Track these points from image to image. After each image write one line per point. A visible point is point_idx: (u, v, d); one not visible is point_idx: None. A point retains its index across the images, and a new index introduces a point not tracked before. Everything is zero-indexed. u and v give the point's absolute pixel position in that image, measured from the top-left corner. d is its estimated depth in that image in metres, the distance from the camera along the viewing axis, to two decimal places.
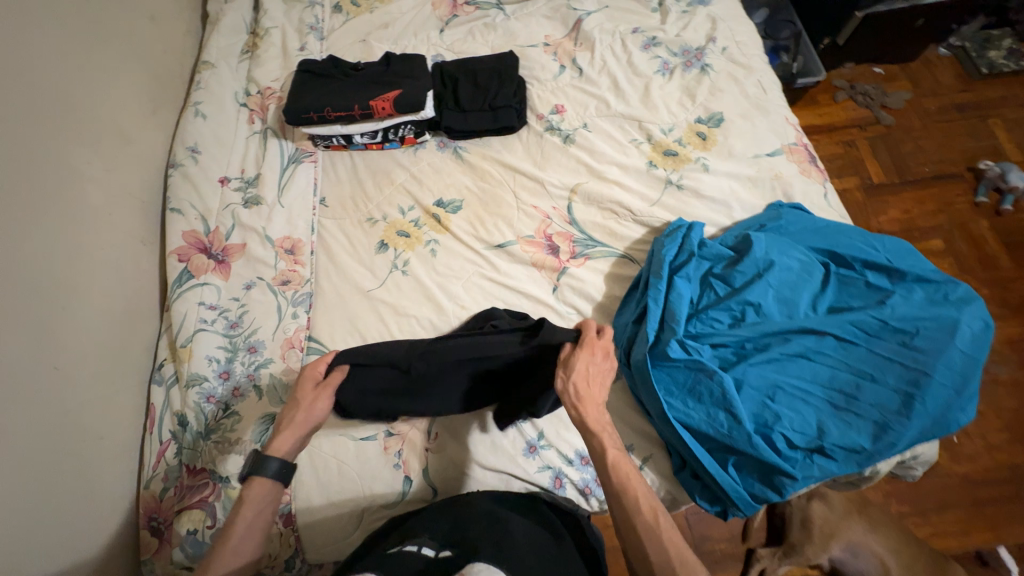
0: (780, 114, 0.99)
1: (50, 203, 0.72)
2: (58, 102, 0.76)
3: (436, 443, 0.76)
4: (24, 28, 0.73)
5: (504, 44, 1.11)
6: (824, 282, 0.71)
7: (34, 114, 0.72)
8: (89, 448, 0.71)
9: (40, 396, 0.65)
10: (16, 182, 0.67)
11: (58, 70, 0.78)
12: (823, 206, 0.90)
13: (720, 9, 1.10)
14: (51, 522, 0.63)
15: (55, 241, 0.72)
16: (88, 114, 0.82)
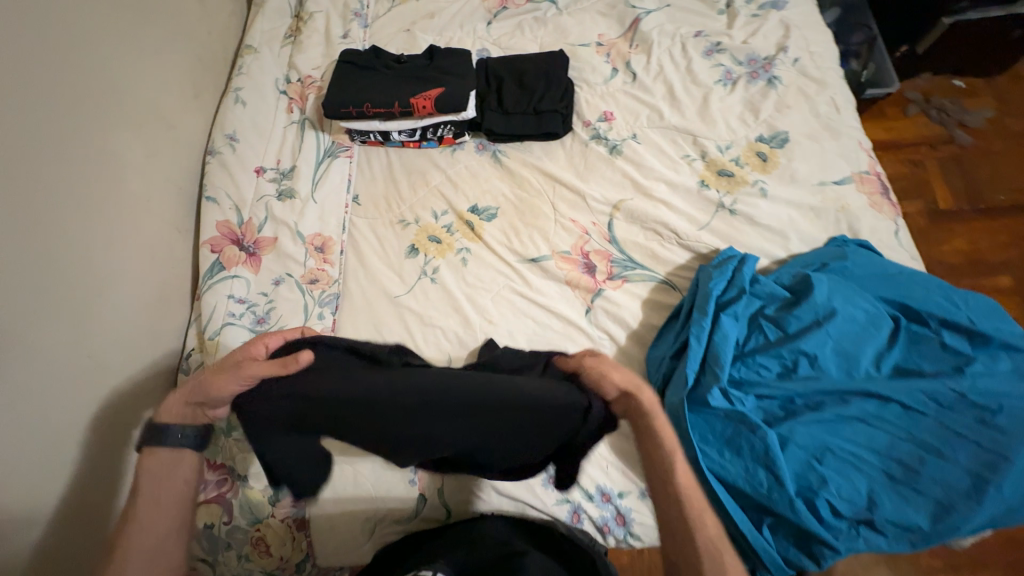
0: (854, 138, 0.90)
1: (90, 188, 0.72)
2: (102, 86, 0.76)
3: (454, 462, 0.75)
4: (71, 8, 0.72)
5: (554, 41, 1.05)
6: (892, 338, 0.64)
7: (79, 98, 0.72)
8: (116, 435, 0.72)
9: (73, 383, 0.66)
10: (56, 167, 0.67)
11: (103, 52, 0.77)
12: (893, 246, 0.82)
13: (795, 14, 1.00)
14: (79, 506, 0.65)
15: (94, 228, 0.72)
16: (130, 98, 0.81)
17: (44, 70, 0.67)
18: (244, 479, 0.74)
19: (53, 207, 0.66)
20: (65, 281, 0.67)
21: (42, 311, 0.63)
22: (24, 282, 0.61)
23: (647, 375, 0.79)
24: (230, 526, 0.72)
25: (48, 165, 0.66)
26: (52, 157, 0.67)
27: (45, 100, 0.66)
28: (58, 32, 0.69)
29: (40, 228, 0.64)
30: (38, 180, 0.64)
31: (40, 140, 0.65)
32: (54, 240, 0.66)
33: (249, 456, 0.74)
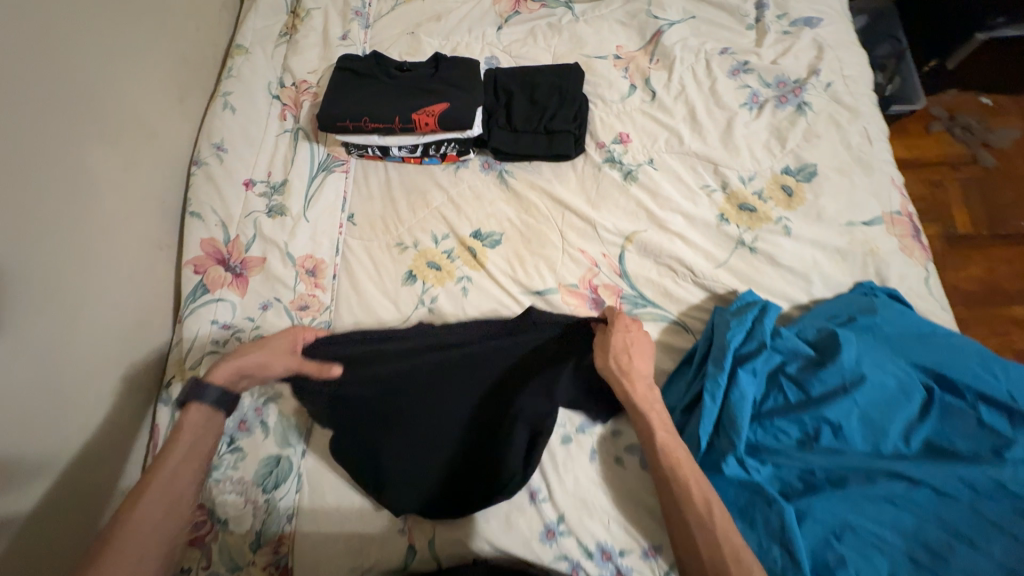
0: (886, 174, 0.83)
1: (65, 207, 0.66)
2: (75, 91, 0.69)
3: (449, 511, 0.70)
4: (42, 7, 0.65)
5: (569, 51, 0.98)
6: (923, 409, 0.59)
7: (47, 107, 0.64)
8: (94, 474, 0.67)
9: (43, 426, 0.61)
10: (24, 187, 0.61)
11: (78, 54, 0.69)
12: (923, 294, 0.76)
13: (828, 32, 0.93)
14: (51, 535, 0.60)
15: (68, 251, 0.66)
16: (109, 105, 0.74)
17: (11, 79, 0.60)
18: (224, 522, 0.69)
19: (22, 231, 0.60)
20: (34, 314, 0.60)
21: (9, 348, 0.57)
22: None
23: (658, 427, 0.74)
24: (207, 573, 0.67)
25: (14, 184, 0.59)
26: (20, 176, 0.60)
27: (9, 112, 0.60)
28: (27, 33, 0.62)
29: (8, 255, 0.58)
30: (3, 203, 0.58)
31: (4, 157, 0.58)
32: (21, 268, 0.59)
33: (230, 498, 0.70)
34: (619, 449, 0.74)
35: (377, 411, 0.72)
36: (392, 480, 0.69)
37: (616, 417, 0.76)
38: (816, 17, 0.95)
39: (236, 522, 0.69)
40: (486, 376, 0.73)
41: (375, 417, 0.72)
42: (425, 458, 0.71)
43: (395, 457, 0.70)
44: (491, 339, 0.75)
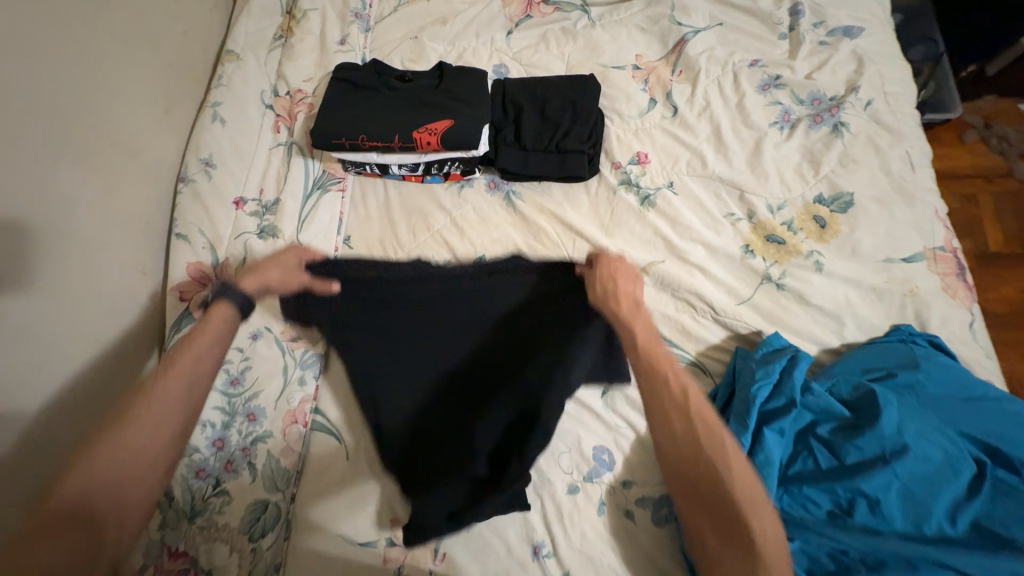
0: (929, 205, 0.76)
1: (34, 238, 0.60)
2: (45, 109, 0.63)
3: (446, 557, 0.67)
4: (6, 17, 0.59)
5: (584, 60, 0.90)
6: (971, 486, 0.54)
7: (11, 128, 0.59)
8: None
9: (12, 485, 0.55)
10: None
11: (48, 68, 0.64)
12: (967, 341, 0.70)
13: (869, 44, 0.85)
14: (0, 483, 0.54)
15: (36, 286, 0.60)
16: (85, 122, 0.68)
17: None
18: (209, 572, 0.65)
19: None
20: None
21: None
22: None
23: None
24: None
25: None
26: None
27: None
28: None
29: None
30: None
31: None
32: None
33: (216, 546, 0.66)
34: (630, 502, 0.69)
35: (371, 332, 0.73)
36: (376, 415, 0.71)
37: (628, 466, 0.71)
38: (856, 27, 0.87)
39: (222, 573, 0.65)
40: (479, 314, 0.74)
41: (362, 343, 0.73)
42: (405, 396, 0.72)
43: (371, 395, 0.72)
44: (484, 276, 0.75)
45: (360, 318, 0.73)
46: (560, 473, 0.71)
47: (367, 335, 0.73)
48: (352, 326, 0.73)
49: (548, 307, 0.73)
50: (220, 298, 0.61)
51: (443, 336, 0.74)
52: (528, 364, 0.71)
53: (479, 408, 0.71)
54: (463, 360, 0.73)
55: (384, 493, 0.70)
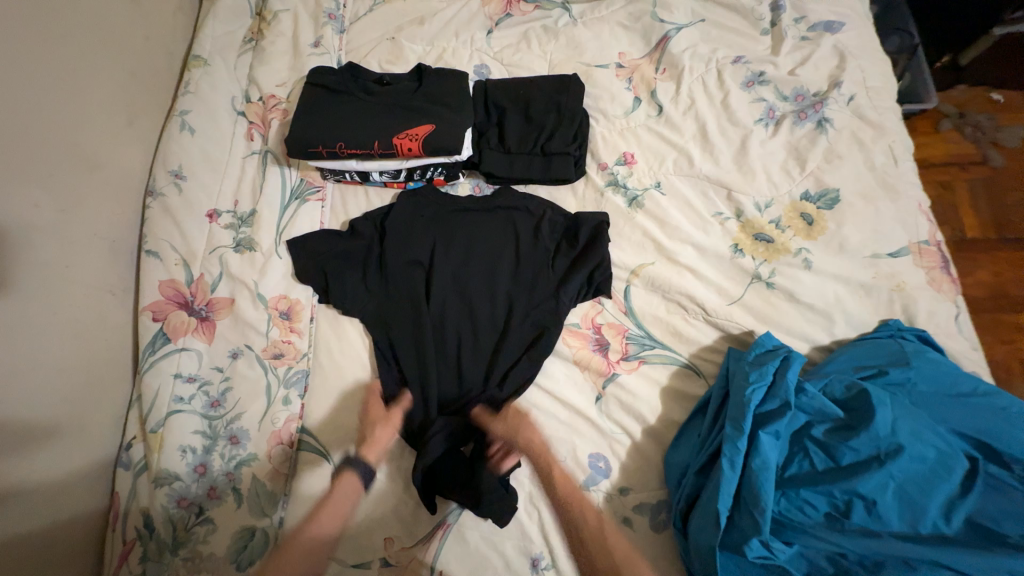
0: (913, 199, 0.77)
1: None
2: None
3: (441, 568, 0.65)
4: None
5: (567, 59, 0.88)
6: (964, 484, 0.54)
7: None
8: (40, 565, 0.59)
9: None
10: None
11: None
12: (953, 333, 0.71)
13: (850, 38, 0.85)
14: None
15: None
16: (29, 136, 0.63)
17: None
18: None
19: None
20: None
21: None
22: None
23: (683, 435, 0.70)
24: None
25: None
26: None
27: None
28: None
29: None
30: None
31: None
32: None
33: None
34: (628, 508, 0.68)
35: (390, 273, 0.78)
36: (397, 354, 0.75)
37: (624, 472, 0.70)
38: (836, 21, 0.86)
39: None
40: (487, 254, 0.79)
41: (381, 284, 0.78)
42: (401, 334, 0.76)
43: (362, 316, 0.77)
44: (487, 214, 0.81)
45: (343, 250, 0.78)
46: (555, 484, 0.69)
47: (383, 275, 0.78)
48: (365, 263, 0.79)
49: (545, 251, 0.79)
50: (347, 470, 0.68)
51: (452, 272, 0.79)
52: (510, 296, 0.77)
53: (468, 341, 0.76)
54: (471, 300, 0.77)
55: (378, 514, 0.68)
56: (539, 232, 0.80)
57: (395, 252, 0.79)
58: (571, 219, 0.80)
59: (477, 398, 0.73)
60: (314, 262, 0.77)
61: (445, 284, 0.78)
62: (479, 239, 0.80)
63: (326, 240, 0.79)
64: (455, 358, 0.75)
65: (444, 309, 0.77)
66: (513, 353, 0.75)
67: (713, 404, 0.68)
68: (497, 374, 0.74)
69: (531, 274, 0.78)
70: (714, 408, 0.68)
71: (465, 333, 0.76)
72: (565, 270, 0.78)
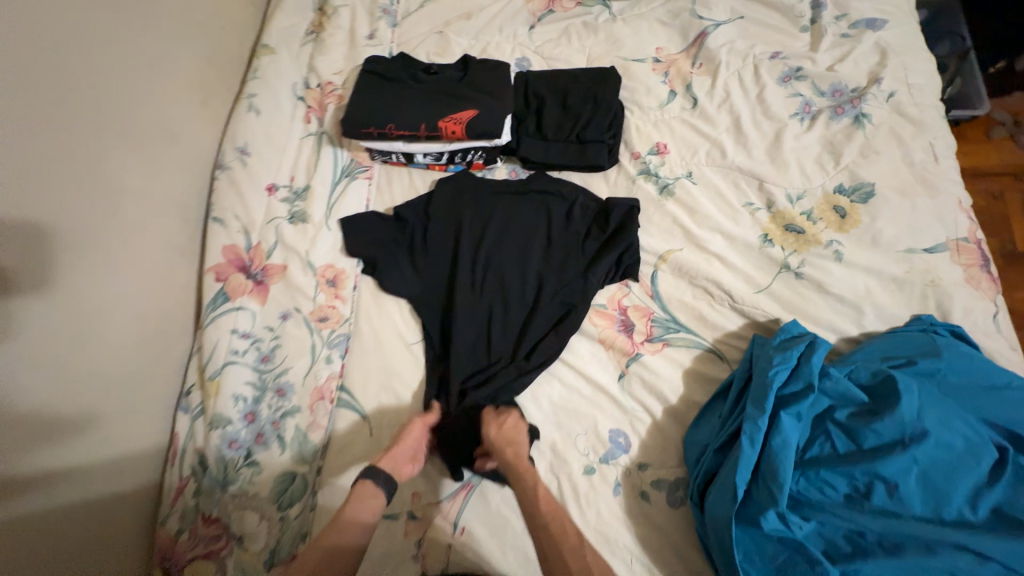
0: (953, 196, 0.76)
1: (78, 221, 0.64)
2: (88, 96, 0.66)
3: (464, 519, 0.69)
4: (54, 10, 0.62)
5: (605, 53, 0.92)
6: (992, 474, 0.53)
7: (60, 115, 0.62)
8: (99, 508, 0.65)
9: (16, 493, 0.54)
10: (30, 201, 0.58)
11: (93, 58, 0.67)
12: (991, 332, 0.69)
13: (893, 36, 0.85)
14: (67, 424, 0.61)
15: (75, 265, 0.63)
16: (121, 107, 0.71)
17: (21, 87, 0.57)
18: (238, 539, 0.68)
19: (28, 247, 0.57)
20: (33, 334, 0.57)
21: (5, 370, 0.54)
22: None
23: (703, 419, 0.71)
24: None
25: (19, 199, 0.56)
26: (25, 187, 0.57)
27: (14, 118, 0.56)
28: (35, 37, 0.59)
29: (9, 277, 0.55)
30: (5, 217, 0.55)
31: (3, 168, 0.55)
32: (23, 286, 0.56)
33: (247, 514, 0.69)
34: (645, 483, 0.70)
35: (430, 251, 0.84)
36: (431, 325, 0.80)
37: (643, 449, 0.72)
38: (879, 19, 0.86)
39: (250, 540, 0.68)
40: (521, 236, 0.84)
41: (421, 260, 0.84)
42: (438, 306, 0.81)
43: (401, 290, 0.82)
44: (521, 198, 0.86)
45: (387, 229, 0.84)
46: (576, 455, 0.72)
47: (423, 252, 0.84)
48: (406, 240, 0.84)
49: (575, 236, 0.82)
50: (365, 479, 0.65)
51: (487, 252, 0.83)
52: (540, 275, 0.81)
53: (499, 316, 0.80)
54: (503, 278, 0.82)
55: None
56: (570, 217, 0.83)
57: (436, 232, 0.85)
58: (603, 205, 0.83)
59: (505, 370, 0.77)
60: (360, 236, 0.83)
61: (480, 263, 0.82)
62: (514, 221, 0.84)
63: (372, 218, 0.85)
64: (485, 331, 0.80)
65: (478, 285, 0.82)
66: (540, 330, 0.78)
67: (734, 387, 0.69)
68: (524, 347, 0.78)
69: (560, 257, 0.82)
70: (737, 391, 0.69)
71: (496, 308, 0.80)
72: (593, 254, 0.81)
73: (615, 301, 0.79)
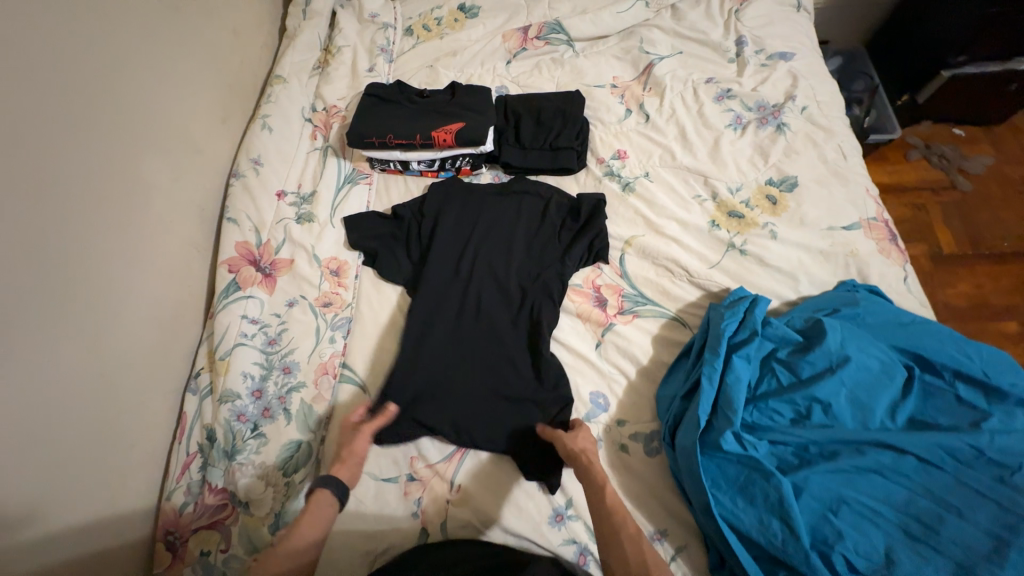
0: (861, 184, 0.91)
1: (110, 212, 0.73)
2: (127, 111, 0.77)
3: (461, 475, 0.76)
4: (106, 40, 0.74)
5: (571, 82, 1.10)
6: (906, 389, 0.64)
7: (102, 122, 0.72)
8: (109, 475, 0.69)
9: (35, 451, 0.59)
10: (72, 192, 0.67)
11: (133, 79, 0.79)
12: (902, 292, 0.83)
13: (802, 65, 1.05)
14: (88, 389, 0.67)
15: (104, 249, 0.71)
16: (154, 121, 0.82)
17: (72, 96, 0.68)
18: (245, 505, 0.72)
19: (65, 230, 0.65)
20: (62, 305, 0.64)
21: (34, 334, 0.60)
22: (18, 306, 0.59)
23: (670, 377, 0.80)
24: (226, 554, 0.71)
25: (64, 185, 0.66)
26: (68, 178, 0.66)
27: (64, 123, 0.66)
28: (86, 60, 0.71)
29: (48, 250, 0.63)
30: (46, 203, 0.63)
31: (55, 159, 0.65)
32: (55, 262, 0.64)
33: (251, 481, 0.73)
34: (624, 437, 0.77)
35: (423, 243, 0.94)
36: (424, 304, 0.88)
37: (621, 407, 0.80)
38: (789, 52, 1.07)
39: (255, 506, 0.72)
40: (505, 226, 0.95)
41: (417, 252, 0.94)
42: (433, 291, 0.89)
43: (398, 279, 0.91)
44: (504, 196, 0.98)
45: (386, 227, 0.95)
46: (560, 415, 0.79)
47: (418, 245, 0.94)
48: (402, 235, 0.95)
49: (551, 226, 0.94)
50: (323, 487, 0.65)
51: (474, 242, 0.93)
52: (523, 261, 0.92)
53: (488, 295, 0.89)
54: (489, 263, 0.91)
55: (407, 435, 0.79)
56: (547, 211, 0.96)
57: (428, 226, 0.95)
58: (576, 200, 0.96)
59: (497, 344, 0.84)
60: (362, 232, 0.93)
61: (469, 251, 0.92)
62: (497, 217, 0.96)
63: (372, 218, 0.95)
64: (476, 309, 0.87)
65: (468, 269, 0.91)
66: (525, 307, 0.87)
67: (694, 345, 0.79)
68: (508, 327, 0.85)
69: (540, 243, 0.93)
70: (697, 347, 0.78)
71: (484, 288, 0.89)
72: (569, 240, 0.93)
73: (589, 281, 0.90)
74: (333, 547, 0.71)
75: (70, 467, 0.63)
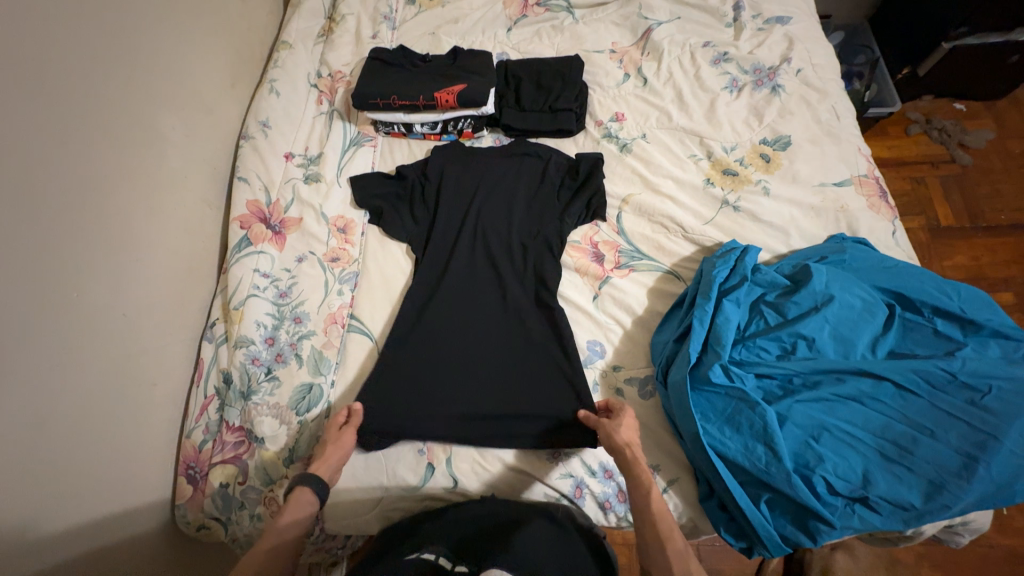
0: (853, 143, 0.94)
1: (129, 162, 0.76)
2: (142, 65, 0.80)
3: (513, 453, 0.77)
4: None
5: (570, 48, 1.11)
6: (887, 326, 0.69)
7: (121, 76, 0.76)
8: (133, 410, 0.73)
9: (66, 379, 0.63)
10: (93, 140, 0.70)
11: (147, 36, 0.81)
12: (890, 244, 0.85)
13: (799, 29, 1.06)
14: (112, 327, 0.71)
15: (124, 196, 0.75)
16: (167, 78, 0.85)
17: (92, 46, 0.71)
18: (260, 441, 0.77)
19: (88, 173, 0.69)
20: (88, 243, 0.68)
21: (62, 266, 0.64)
22: (48, 242, 0.63)
23: (664, 326, 0.83)
24: (243, 486, 0.76)
25: (87, 132, 0.69)
26: (91, 127, 0.70)
27: (84, 73, 0.69)
28: (105, 14, 0.74)
29: (74, 194, 0.66)
30: (69, 147, 0.66)
31: (78, 106, 0.68)
32: (81, 205, 0.67)
33: (264, 420, 0.78)
34: (620, 381, 0.81)
35: (427, 203, 0.97)
36: (429, 260, 0.91)
37: (616, 354, 0.83)
38: (785, 16, 1.08)
39: (270, 441, 0.76)
40: (507, 185, 0.98)
41: (422, 211, 0.96)
42: (440, 248, 0.93)
43: (403, 237, 0.94)
44: (505, 158, 1.01)
45: (390, 187, 0.97)
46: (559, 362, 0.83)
47: (422, 205, 0.97)
48: (407, 194, 0.97)
49: (551, 185, 0.97)
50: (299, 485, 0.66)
51: (477, 200, 0.96)
52: (523, 218, 0.95)
53: (489, 250, 0.92)
54: (490, 220, 0.94)
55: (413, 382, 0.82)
56: (547, 171, 0.98)
57: (432, 186, 0.98)
58: (576, 160, 0.98)
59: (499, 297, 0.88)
60: (367, 191, 0.96)
61: (471, 208, 0.95)
62: (499, 177, 0.98)
63: (377, 180, 0.98)
64: (476, 263, 0.91)
65: (471, 226, 0.94)
66: (526, 262, 0.90)
67: (686, 294, 0.82)
68: (509, 280, 0.89)
69: (538, 200, 0.96)
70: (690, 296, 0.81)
71: (485, 243, 0.92)
72: (569, 198, 0.95)
73: (587, 238, 0.92)
74: (344, 482, 0.76)
75: (98, 397, 0.68)
